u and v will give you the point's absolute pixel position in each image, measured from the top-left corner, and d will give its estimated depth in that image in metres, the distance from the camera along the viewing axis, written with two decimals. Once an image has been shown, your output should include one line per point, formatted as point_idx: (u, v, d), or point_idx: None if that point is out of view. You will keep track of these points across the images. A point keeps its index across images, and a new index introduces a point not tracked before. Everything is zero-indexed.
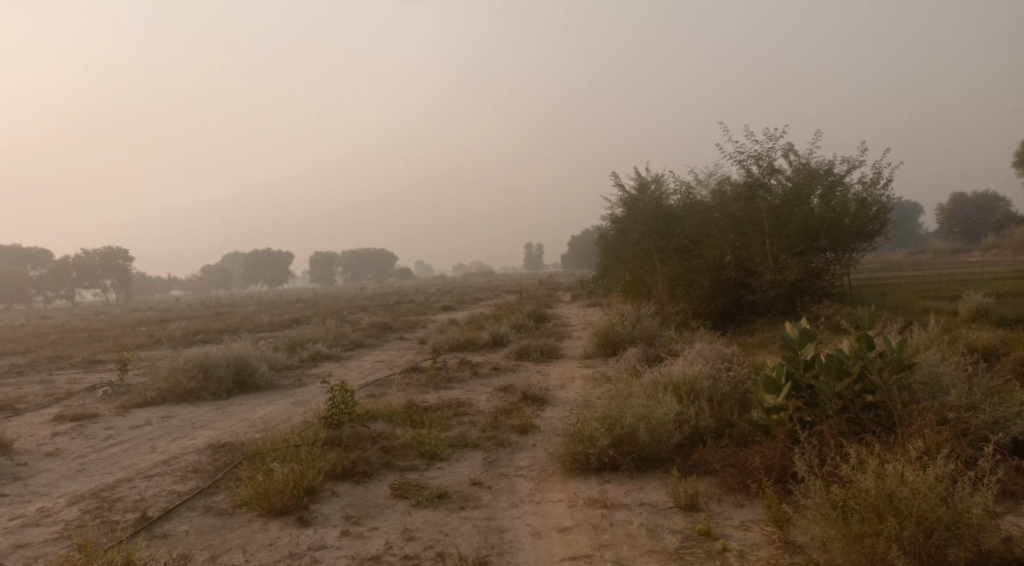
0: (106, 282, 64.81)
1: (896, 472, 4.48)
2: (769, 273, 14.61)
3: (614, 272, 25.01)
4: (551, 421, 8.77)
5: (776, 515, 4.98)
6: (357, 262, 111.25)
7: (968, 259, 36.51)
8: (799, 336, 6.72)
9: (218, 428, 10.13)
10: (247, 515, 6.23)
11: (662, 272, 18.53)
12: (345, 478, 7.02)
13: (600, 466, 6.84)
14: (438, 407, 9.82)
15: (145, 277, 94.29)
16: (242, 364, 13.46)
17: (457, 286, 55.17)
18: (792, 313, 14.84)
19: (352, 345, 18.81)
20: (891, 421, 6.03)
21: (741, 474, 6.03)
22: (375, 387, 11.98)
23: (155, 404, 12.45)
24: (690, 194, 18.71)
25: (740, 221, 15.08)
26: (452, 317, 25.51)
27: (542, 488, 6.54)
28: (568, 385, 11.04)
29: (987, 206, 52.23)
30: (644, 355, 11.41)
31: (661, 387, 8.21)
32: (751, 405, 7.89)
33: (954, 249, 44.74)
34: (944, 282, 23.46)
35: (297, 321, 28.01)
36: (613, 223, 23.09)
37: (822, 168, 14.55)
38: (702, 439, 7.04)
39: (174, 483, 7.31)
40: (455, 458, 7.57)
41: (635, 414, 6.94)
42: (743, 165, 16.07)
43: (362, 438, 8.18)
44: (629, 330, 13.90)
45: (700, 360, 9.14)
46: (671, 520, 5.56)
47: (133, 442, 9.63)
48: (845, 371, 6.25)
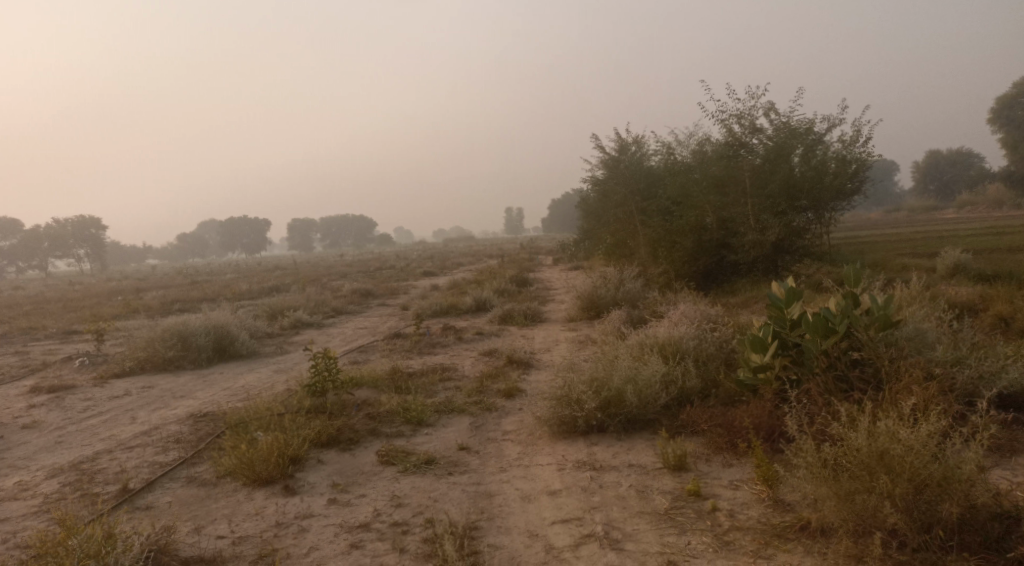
0: (81, 251, 63.80)
1: (888, 430, 4.48)
2: (752, 233, 14.58)
3: (595, 235, 24.96)
4: (537, 385, 8.73)
5: (766, 474, 4.97)
6: (336, 229, 110.37)
7: (944, 217, 36.82)
8: (785, 294, 6.68)
9: (199, 397, 10.00)
10: (231, 485, 6.14)
11: (644, 233, 18.47)
12: (331, 445, 6.94)
13: (587, 429, 6.81)
14: (423, 373, 9.75)
15: (120, 246, 92.96)
16: (221, 332, 13.28)
17: (438, 251, 54.91)
18: (774, 274, 14.80)
19: (334, 312, 18.66)
20: (879, 378, 6.03)
21: (729, 433, 6.02)
22: (359, 354, 11.88)
23: (134, 374, 12.27)
24: (671, 154, 18.57)
25: (721, 181, 15.11)
26: (433, 283, 25.39)
27: (530, 452, 6.50)
28: (553, 348, 11.01)
29: (963, 163, 52.62)
30: (628, 317, 11.39)
31: (647, 348, 8.17)
32: (737, 365, 7.88)
33: (929, 206, 45.11)
34: (922, 240, 23.64)
35: (278, 288, 27.75)
36: (594, 185, 22.94)
37: (803, 126, 14.50)
38: (690, 400, 7.02)
39: (155, 454, 7.19)
40: (441, 423, 7.51)
41: (622, 377, 6.90)
42: (723, 125, 15.95)
43: (346, 405, 8.09)
44: (612, 293, 13.87)
45: (685, 321, 9.11)
46: (660, 481, 5.54)
47: (112, 413, 9.48)
48: (832, 329, 6.22)
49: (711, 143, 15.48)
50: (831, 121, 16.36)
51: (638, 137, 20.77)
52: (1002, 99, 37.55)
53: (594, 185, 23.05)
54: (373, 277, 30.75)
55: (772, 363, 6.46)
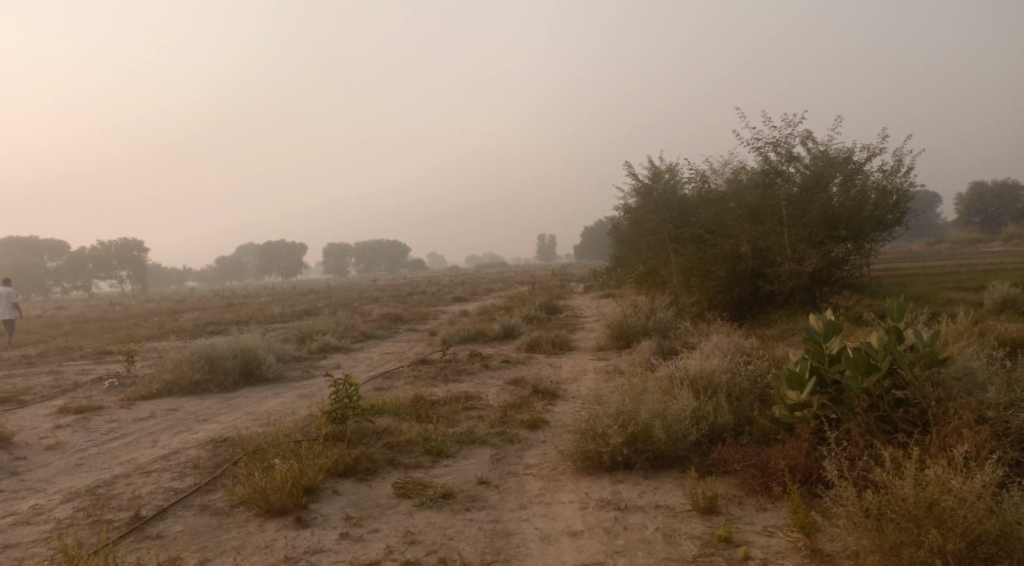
0: (122, 272, 65.12)
1: (938, 478, 4.16)
2: (788, 263, 14.20)
3: (627, 263, 24.70)
4: (562, 416, 8.47)
5: (803, 521, 4.66)
6: (371, 254, 111.48)
7: (989, 249, 35.78)
8: (824, 328, 6.36)
9: (221, 421, 9.90)
10: (243, 515, 5.96)
11: (677, 262, 18.13)
12: (347, 476, 6.75)
13: (613, 465, 6.53)
14: (446, 401, 9.55)
15: (160, 267, 94.81)
16: (248, 355, 13.23)
17: (471, 278, 54.89)
18: (812, 306, 14.36)
19: (362, 336, 18.59)
20: (925, 419, 5.68)
21: (764, 475, 5.70)
22: (383, 380, 11.72)
23: (160, 396, 12.25)
24: (705, 183, 18.28)
25: (757, 209, 14.72)
26: (463, 309, 25.23)
27: (552, 488, 6.23)
28: (580, 378, 10.73)
29: (1008, 195, 51.31)
30: (658, 348, 11.07)
31: (677, 381, 7.88)
32: (772, 400, 7.54)
33: (973, 239, 43.96)
34: (967, 272, 22.90)
35: (309, 312, 27.85)
36: (627, 213, 22.77)
37: (841, 155, 14.18)
38: (721, 437, 6.71)
39: (171, 480, 7.06)
40: (462, 454, 7.28)
41: (649, 411, 6.61)
42: (759, 153, 15.66)
43: (366, 434, 7.90)
44: (643, 322, 13.57)
45: (717, 354, 8.81)
46: (689, 525, 5.24)
47: (134, 435, 9.41)
48: (875, 366, 5.90)
49: (746, 171, 15.18)
50: (871, 150, 15.97)
51: (672, 165, 20.54)
52: None
53: (626, 213, 22.88)
54: (404, 302, 30.74)
55: (810, 401, 6.15)
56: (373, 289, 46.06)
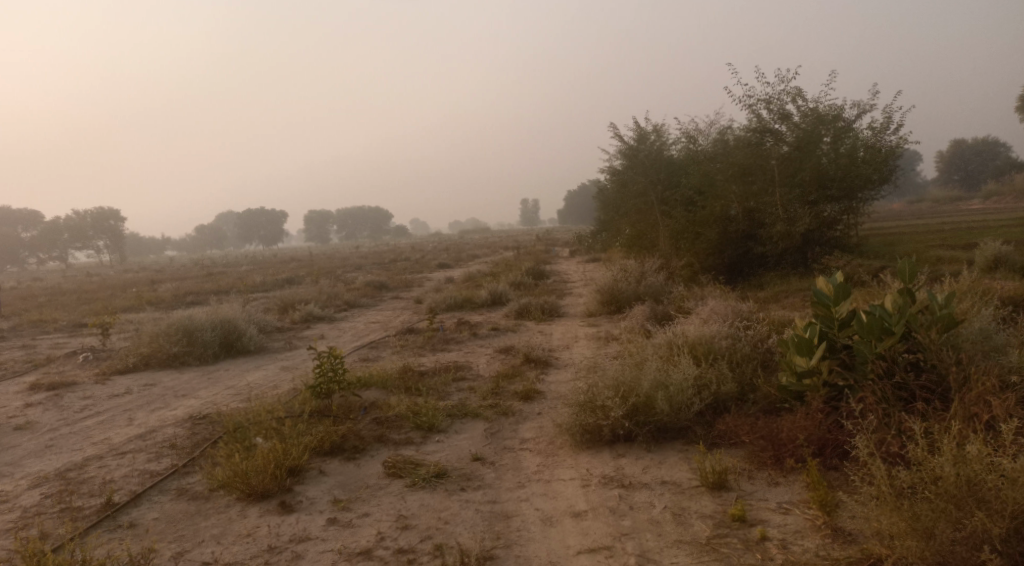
0: (100, 242, 63.90)
1: (978, 456, 3.95)
2: (780, 224, 13.90)
3: (614, 226, 24.38)
4: (557, 386, 8.15)
5: (824, 499, 4.43)
6: (353, 221, 110.45)
7: (970, 207, 35.72)
8: (834, 290, 6.03)
9: (201, 397, 9.51)
10: (223, 499, 5.60)
11: (665, 224, 17.76)
12: (334, 455, 6.40)
13: (613, 438, 6.23)
14: (435, 371, 9.21)
15: (139, 237, 93.34)
16: (228, 327, 12.79)
17: (453, 243, 54.34)
18: (804, 267, 14.11)
19: (346, 305, 18.18)
20: (944, 384, 5.41)
21: (774, 447, 5.45)
22: (369, 350, 11.35)
23: (137, 370, 11.81)
24: (693, 143, 17.91)
25: (747, 168, 14.44)
26: (448, 275, 24.75)
27: (551, 464, 5.91)
28: (572, 345, 10.41)
29: (988, 152, 51.31)
30: (652, 313, 10.73)
31: (676, 348, 7.57)
32: (775, 367, 7.23)
33: (954, 197, 43.89)
34: (953, 231, 22.73)
35: (290, 281, 27.29)
36: (612, 176, 22.36)
37: (832, 112, 13.69)
38: (725, 407, 6.41)
39: (147, 461, 6.67)
40: (454, 429, 6.94)
41: (651, 381, 6.29)
42: (748, 111, 15.31)
43: (352, 409, 7.54)
44: (634, 287, 13.24)
45: (715, 319, 8.50)
46: (699, 503, 4.95)
47: (110, 413, 8.99)
48: (888, 331, 5.61)
49: (736, 129, 14.87)
50: (861, 107, 15.66)
51: (657, 126, 20.02)
52: None
53: (611, 176, 22.54)
54: (387, 268, 30.25)
55: (819, 367, 5.87)
56: (355, 256, 45.43)
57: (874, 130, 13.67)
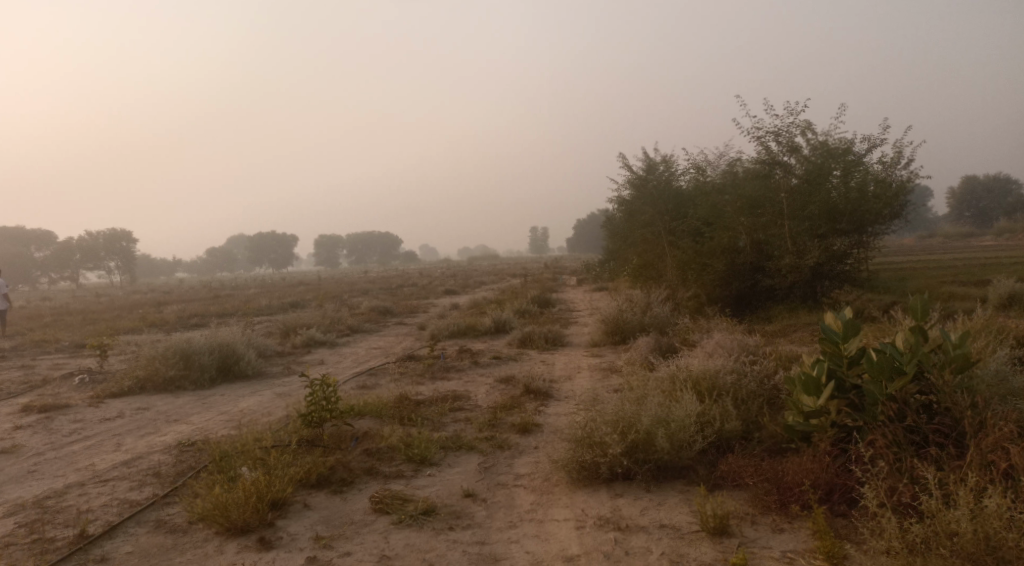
0: (111, 263, 64.13)
1: (997, 510, 3.79)
2: (788, 256, 13.68)
3: (621, 255, 24.19)
4: (556, 419, 7.91)
5: (830, 549, 4.27)
6: (363, 246, 110.80)
7: (981, 243, 35.34)
8: (843, 327, 5.80)
9: (193, 423, 9.30)
10: (201, 533, 5.38)
11: (673, 255, 17.54)
12: (321, 487, 6.16)
13: (611, 477, 5.97)
14: (432, 401, 8.98)
15: (150, 258, 93.81)
16: (227, 351, 12.61)
17: (461, 270, 54.23)
18: (813, 301, 13.85)
19: (348, 330, 17.99)
20: (959, 428, 5.15)
21: (779, 491, 5.22)
22: (366, 378, 11.13)
23: (132, 393, 11.62)
24: (701, 174, 17.76)
25: (756, 200, 14.25)
26: (454, 302, 24.58)
27: (544, 503, 5.66)
28: (574, 376, 10.16)
29: (999, 188, 51.00)
30: (657, 345, 10.48)
31: (678, 383, 7.33)
32: (781, 405, 6.98)
33: (966, 233, 43.54)
34: (966, 267, 22.40)
35: (296, 305, 27.16)
36: (620, 205, 22.23)
37: (841, 146, 13.56)
38: (729, 446, 6.16)
39: (129, 490, 6.45)
40: (447, 462, 6.70)
41: (651, 417, 6.05)
42: (757, 142, 15.17)
43: (344, 439, 7.31)
44: (639, 318, 13.01)
45: (721, 353, 8.26)
46: (698, 550, 4.71)
47: (99, 438, 8.79)
48: (900, 371, 5.37)
49: (745, 161, 14.71)
50: (872, 141, 15.50)
51: (666, 157, 19.89)
52: None
53: (620, 206, 22.41)
54: (393, 294, 30.10)
55: (827, 407, 5.63)
56: (363, 281, 45.35)
57: (884, 164, 13.49)
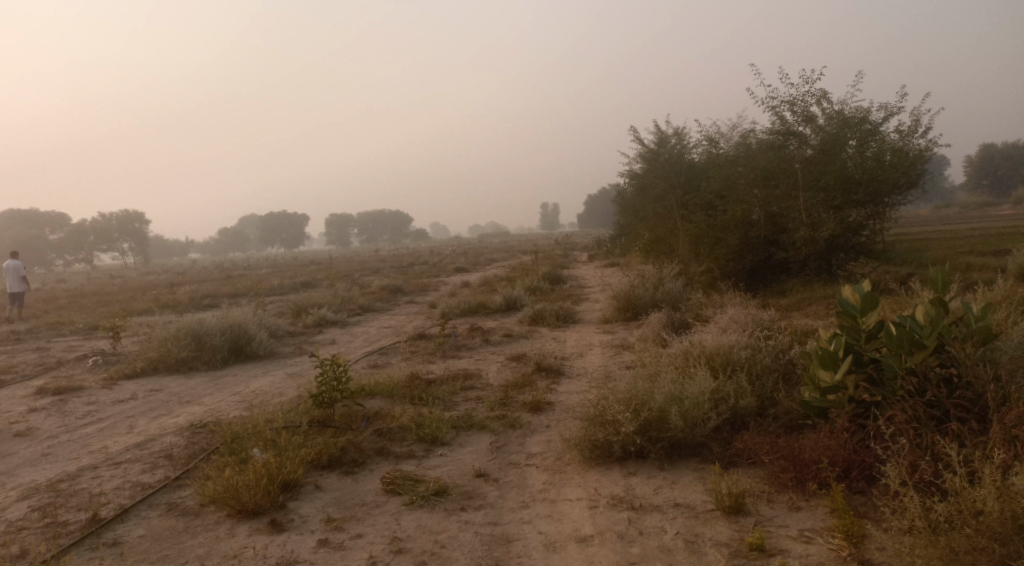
0: (124, 244, 64.40)
1: None
2: (802, 229, 13.48)
3: (633, 230, 24.00)
4: (568, 397, 7.84)
5: (849, 528, 4.19)
6: (375, 224, 110.84)
7: (999, 213, 34.82)
8: (860, 300, 5.67)
9: (205, 404, 9.30)
10: (213, 516, 5.37)
11: (685, 229, 17.35)
12: (332, 469, 6.13)
13: (625, 455, 5.90)
14: (444, 380, 8.93)
15: (163, 239, 94.22)
16: (238, 332, 12.60)
17: (472, 247, 54.12)
18: (828, 274, 13.68)
19: (360, 309, 17.97)
20: (981, 402, 5.02)
21: (796, 468, 5.12)
22: (378, 357, 11.09)
23: (145, 375, 11.65)
24: (714, 147, 17.51)
25: (770, 172, 14.03)
26: (465, 279, 24.52)
27: (557, 482, 5.60)
28: (587, 353, 10.08)
29: (1018, 157, 50.14)
30: (670, 321, 10.35)
31: (692, 359, 7.23)
32: (797, 380, 6.88)
33: (983, 202, 42.93)
34: (984, 237, 22.06)
35: (308, 284, 27.18)
36: (632, 179, 22.00)
37: (857, 115, 13.29)
38: (744, 423, 6.08)
39: (141, 472, 6.45)
40: (459, 442, 6.65)
41: (664, 395, 5.97)
42: (771, 113, 14.91)
43: (355, 419, 7.27)
44: (651, 293, 12.89)
45: (735, 328, 8.14)
46: (713, 529, 4.65)
47: (112, 420, 8.81)
48: (920, 344, 5.25)
49: (759, 132, 14.47)
50: (888, 109, 15.19)
51: (677, 130, 19.61)
52: None
53: (631, 180, 22.18)
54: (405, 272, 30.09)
55: (844, 382, 5.52)
56: (374, 259, 45.35)
57: (901, 133, 13.21)
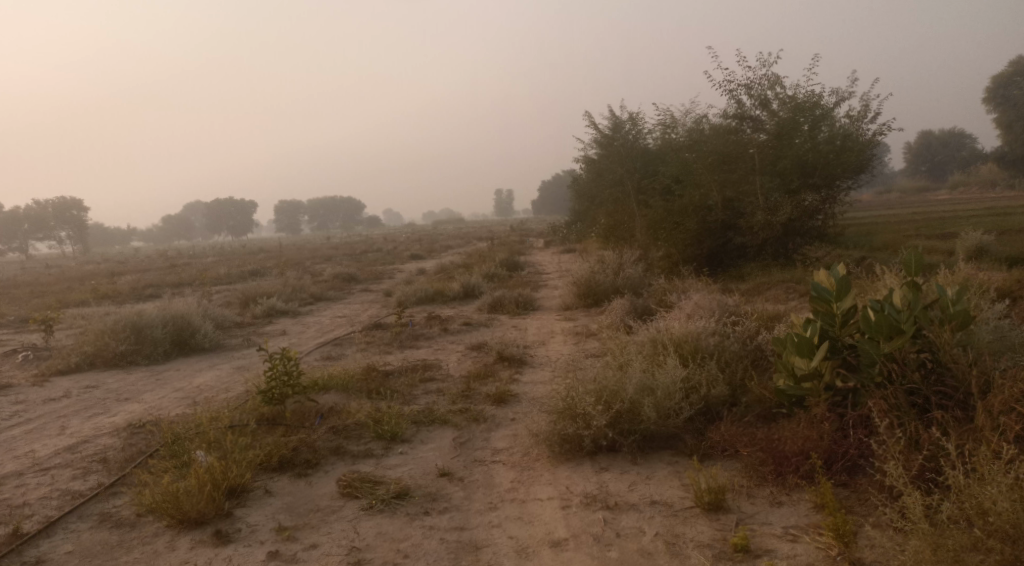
0: (62, 233, 61.77)
1: None
2: (760, 213, 13.39)
3: (589, 216, 23.84)
4: (532, 388, 7.53)
5: (841, 527, 3.99)
6: (325, 211, 109.03)
7: (938, 198, 35.70)
8: (836, 284, 5.46)
9: (146, 401, 8.73)
10: (151, 527, 4.92)
11: (643, 214, 17.17)
12: (283, 471, 5.70)
13: (595, 449, 5.60)
14: (401, 372, 8.53)
15: (104, 228, 91.01)
16: (181, 324, 11.97)
17: (424, 235, 53.42)
18: (785, 257, 13.59)
19: (312, 299, 17.38)
20: (963, 388, 4.86)
21: (775, 461, 4.89)
22: (331, 348, 10.61)
23: (80, 371, 10.95)
24: (669, 131, 17.36)
25: (726, 156, 13.90)
26: (419, 267, 24.02)
27: (525, 480, 5.29)
28: (548, 342, 9.77)
29: (954, 143, 51.60)
30: (632, 308, 10.12)
31: (660, 347, 6.97)
32: (766, 366, 6.69)
33: (923, 188, 43.99)
34: (928, 221, 22.42)
35: (256, 273, 26.34)
36: (587, 165, 21.76)
37: (811, 100, 13.22)
38: (716, 413, 5.85)
39: (73, 478, 5.94)
40: (419, 439, 6.28)
41: (635, 386, 5.69)
42: (727, 97, 14.79)
43: (307, 416, 6.83)
44: (611, 279, 12.66)
45: (701, 314, 7.92)
46: (694, 529, 4.41)
47: (42, 421, 8.19)
48: (898, 330, 5.05)
49: (714, 116, 14.33)
50: (840, 94, 15.19)
51: (632, 114, 19.40)
52: (995, 78, 36.45)
53: (586, 166, 21.95)
54: (357, 260, 29.43)
55: (820, 369, 5.31)
56: (325, 247, 44.41)
57: (851, 118, 13.18)
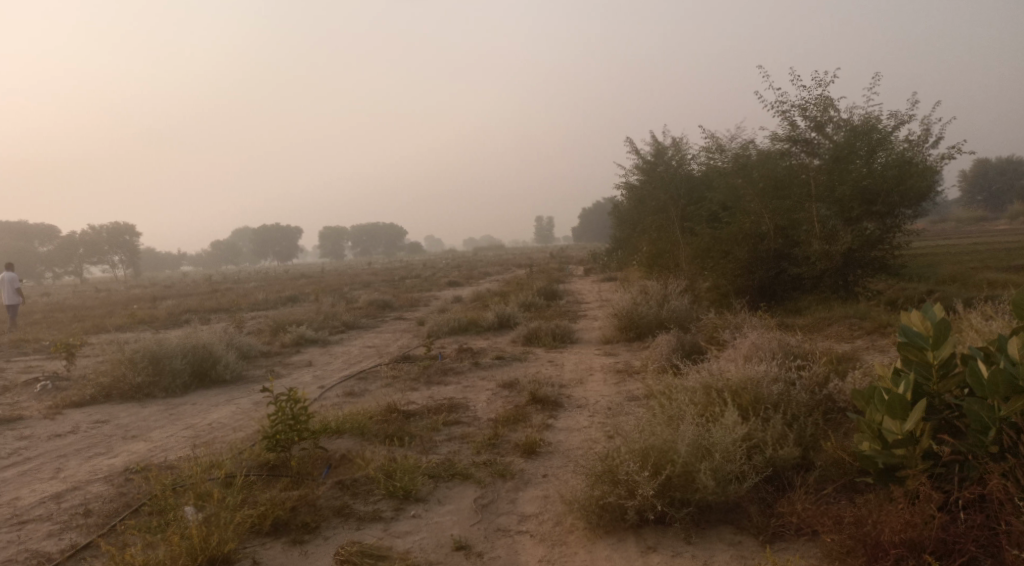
0: (114, 258, 62.89)
1: None
2: (817, 243, 12.36)
3: (632, 243, 22.91)
4: (567, 437, 6.67)
5: None
6: (367, 237, 109.79)
7: (998, 227, 33.88)
8: (932, 328, 4.51)
9: (152, 439, 8.09)
10: None
11: (689, 244, 16.21)
12: (277, 536, 4.95)
13: (640, 522, 4.74)
14: (423, 413, 7.73)
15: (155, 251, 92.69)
16: (201, 354, 11.38)
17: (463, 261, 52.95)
18: (845, 291, 12.47)
19: (344, 327, 16.75)
20: None
21: (867, 550, 4.02)
22: (354, 383, 9.87)
23: (93, 403, 10.39)
24: (716, 155, 16.45)
25: (779, 183, 12.94)
26: (458, 294, 23.38)
27: (556, 561, 4.52)
28: (586, 381, 8.87)
29: (1013, 171, 49.38)
30: (679, 345, 9.19)
31: (714, 394, 6.04)
32: (840, 421, 5.73)
33: (980, 217, 42.01)
34: (993, 252, 20.92)
35: (293, 299, 25.95)
36: (629, 192, 20.91)
37: (871, 123, 12.24)
38: (784, 478, 4.93)
39: (50, 534, 5.31)
40: (436, 497, 5.48)
41: (689, 445, 4.80)
42: (778, 120, 13.85)
43: (315, 465, 6.09)
44: (656, 311, 11.74)
45: (761, 356, 6.97)
46: None
47: (39, 460, 7.59)
48: (1017, 388, 4.09)
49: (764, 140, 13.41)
50: (899, 117, 14.13)
51: (676, 140, 18.53)
52: None
53: (628, 193, 21.06)
54: (396, 286, 28.93)
55: (916, 432, 4.32)
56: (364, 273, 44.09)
57: (912, 142, 12.16)
